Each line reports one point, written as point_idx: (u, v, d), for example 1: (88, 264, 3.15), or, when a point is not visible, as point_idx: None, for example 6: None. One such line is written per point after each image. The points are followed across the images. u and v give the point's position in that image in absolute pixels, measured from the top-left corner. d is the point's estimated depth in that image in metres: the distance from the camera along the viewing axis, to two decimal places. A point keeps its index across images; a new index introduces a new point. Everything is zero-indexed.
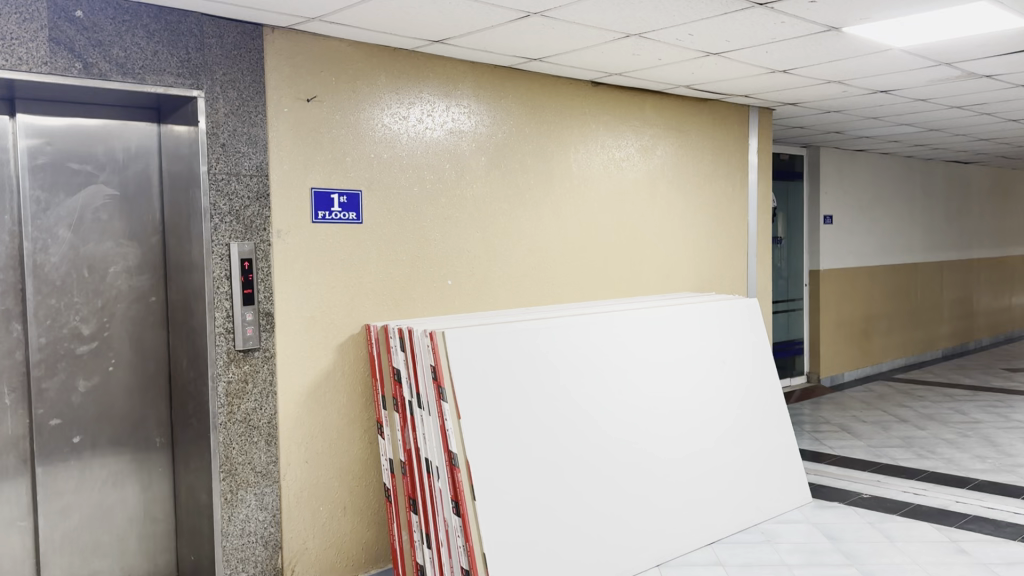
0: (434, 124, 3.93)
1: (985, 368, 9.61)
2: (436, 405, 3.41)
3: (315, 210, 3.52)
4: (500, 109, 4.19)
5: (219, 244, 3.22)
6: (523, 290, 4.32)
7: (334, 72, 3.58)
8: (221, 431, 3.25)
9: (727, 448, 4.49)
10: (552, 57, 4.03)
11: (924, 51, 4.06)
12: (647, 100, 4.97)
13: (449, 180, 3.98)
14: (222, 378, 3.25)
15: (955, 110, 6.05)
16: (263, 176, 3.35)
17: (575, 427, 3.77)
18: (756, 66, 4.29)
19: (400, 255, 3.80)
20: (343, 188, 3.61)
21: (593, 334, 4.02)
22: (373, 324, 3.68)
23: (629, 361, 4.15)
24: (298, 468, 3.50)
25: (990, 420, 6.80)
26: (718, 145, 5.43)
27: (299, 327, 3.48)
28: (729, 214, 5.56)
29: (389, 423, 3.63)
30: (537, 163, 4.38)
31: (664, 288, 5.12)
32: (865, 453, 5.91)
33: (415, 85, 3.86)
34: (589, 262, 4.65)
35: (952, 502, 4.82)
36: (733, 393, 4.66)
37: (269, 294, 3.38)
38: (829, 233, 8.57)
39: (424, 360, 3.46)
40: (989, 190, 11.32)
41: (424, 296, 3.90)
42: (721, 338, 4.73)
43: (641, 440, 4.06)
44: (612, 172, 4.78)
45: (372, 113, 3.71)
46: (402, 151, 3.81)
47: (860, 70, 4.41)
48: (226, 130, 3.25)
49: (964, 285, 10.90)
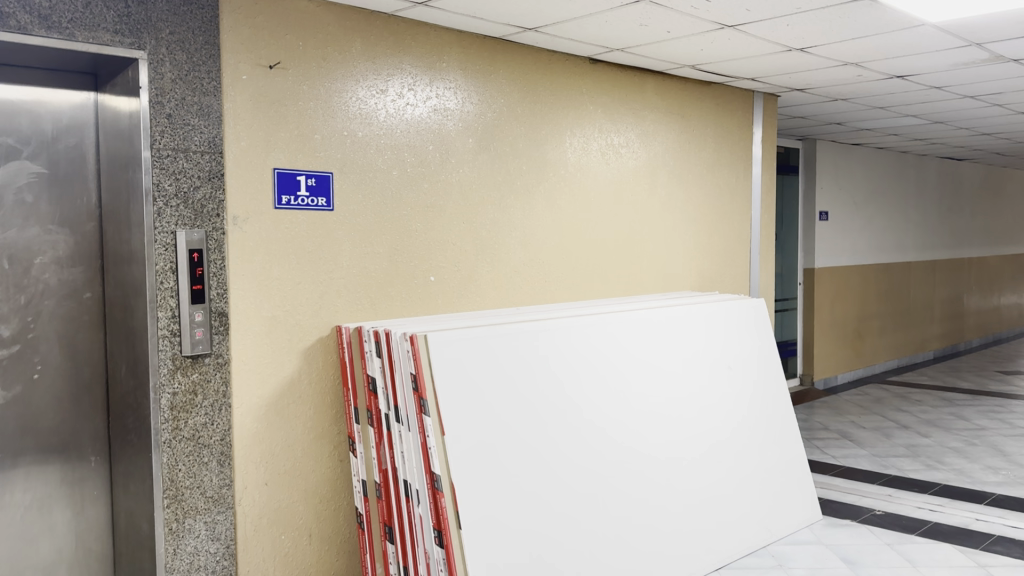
0: (416, 100, 3.48)
1: (979, 372, 9.33)
2: (417, 419, 2.98)
3: (279, 195, 3.05)
4: (490, 86, 3.74)
5: (162, 232, 2.76)
6: (513, 287, 3.88)
7: (302, 37, 3.12)
8: (165, 451, 2.79)
9: (733, 462, 4.09)
10: (548, 27, 3.59)
11: (959, 28, 3.68)
12: (648, 80, 4.55)
13: (432, 164, 3.52)
14: (166, 389, 2.78)
15: (968, 100, 5.70)
16: (216, 154, 2.88)
17: (572, 443, 3.35)
18: (773, 43, 3.88)
19: (376, 248, 3.34)
20: (311, 169, 3.14)
21: (590, 336, 3.62)
22: (344, 326, 3.22)
23: (629, 367, 3.75)
24: (257, 492, 3.03)
25: (995, 427, 6.49)
26: (722, 133, 5.03)
27: (258, 329, 3.01)
28: (732, 207, 5.16)
29: (362, 441, 3.17)
30: (530, 147, 3.94)
31: (664, 286, 4.71)
32: (870, 463, 5.55)
33: (394, 54, 3.40)
34: (585, 258, 4.23)
35: (973, 520, 4.47)
36: (738, 401, 4.26)
37: (223, 291, 2.91)
38: (824, 230, 8.23)
39: (404, 368, 3.02)
40: (980, 188, 11.05)
41: (403, 294, 3.44)
42: (726, 342, 4.34)
43: (643, 456, 3.65)
44: (611, 159, 4.36)
45: (345, 85, 3.25)
46: (379, 130, 3.35)
47: (884, 49, 4.02)
48: (173, 99, 2.78)
49: (955, 285, 10.63)
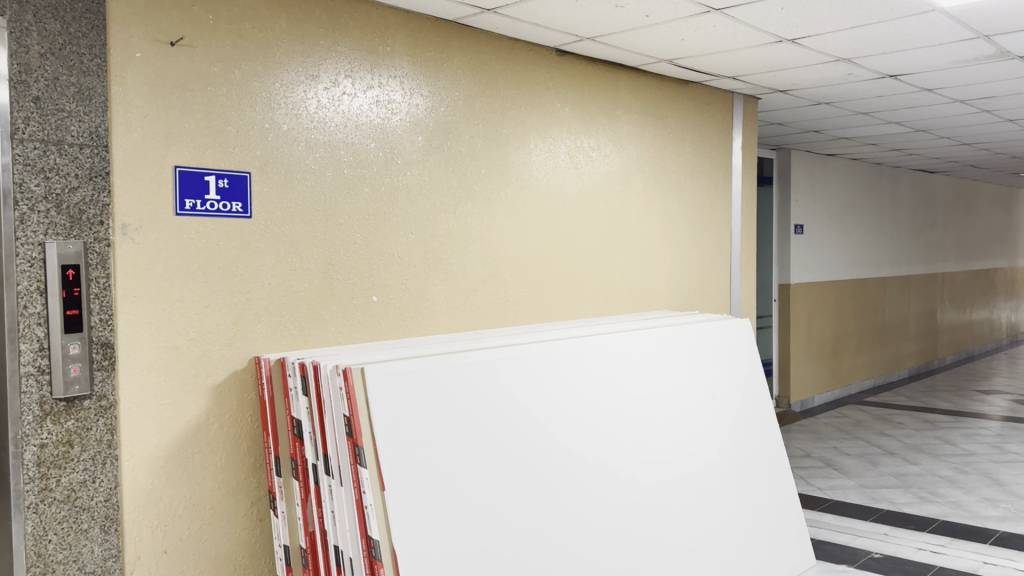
0: (355, 90, 2.95)
1: (957, 392, 9.01)
2: (351, 471, 2.45)
3: (182, 198, 2.51)
4: (442, 76, 3.24)
5: (26, 244, 2.21)
6: (470, 309, 3.36)
7: (212, 9, 2.58)
8: (29, 518, 2.23)
9: (721, 505, 3.62)
10: (509, 8, 3.10)
11: (971, 17, 3.28)
12: (621, 77, 4.08)
13: (374, 165, 3.00)
14: (32, 441, 2.23)
15: (958, 105, 5.33)
16: (100, 147, 2.34)
17: (540, 492, 2.84)
18: (762, 31, 3.44)
19: (306, 263, 2.80)
20: (223, 168, 2.61)
21: (559, 365, 3.13)
22: (265, 357, 2.66)
23: (605, 403, 3.26)
24: (152, 563, 2.46)
25: (985, 453, 6.11)
26: (699, 137, 4.59)
27: (153, 363, 2.46)
28: (712, 218, 4.70)
29: (285, 497, 2.63)
30: (488, 148, 3.44)
31: (639, 306, 4.23)
32: (860, 496, 5.11)
33: (328, 35, 2.87)
34: (552, 275, 3.74)
35: (981, 563, 4.02)
36: (724, 434, 3.79)
37: (107, 318, 2.36)
38: (799, 244, 7.85)
39: (335, 408, 2.48)
40: (952, 201, 10.82)
41: (338, 318, 2.90)
42: (710, 369, 3.87)
43: (624, 505, 3.16)
44: (580, 162, 3.88)
45: (267, 68, 2.71)
46: (310, 123, 2.82)
47: (884, 41, 3.60)
48: (42, 78, 2.24)
49: (928, 300, 10.35)
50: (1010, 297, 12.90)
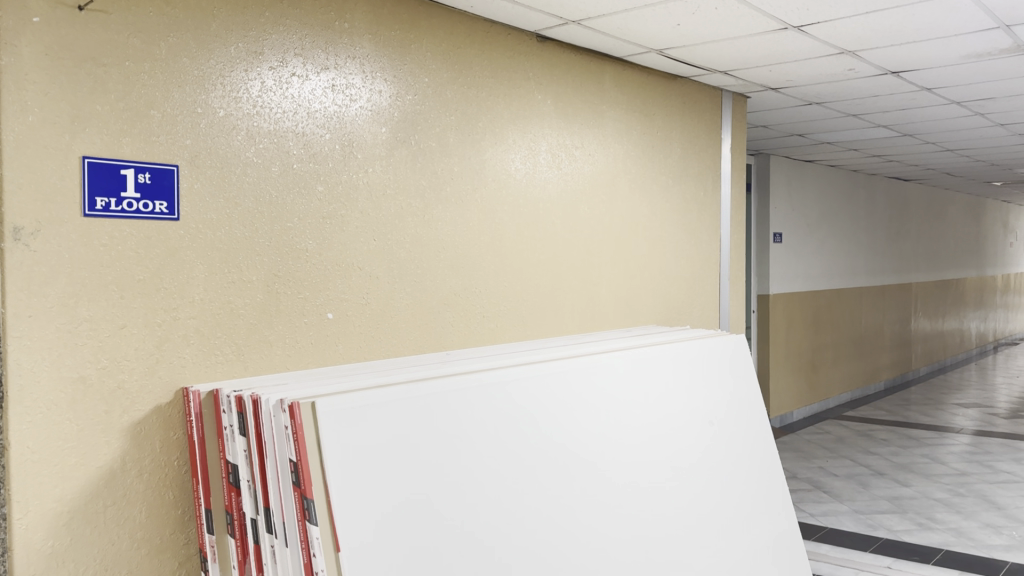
0: (307, 71, 2.51)
1: (935, 406, 8.80)
2: (299, 528, 2.01)
3: (92, 196, 2.06)
4: (410, 60, 2.82)
5: None
6: (441, 326, 2.94)
7: None
8: None
9: (733, 545, 3.19)
10: None
11: (1000, 3, 2.95)
12: (606, 68, 3.70)
13: (330, 160, 2.57)
14: None
15: (953, 107, 5.05)
16: None
17: (530, 546, 2.39)
18: (768, 15, 3.07)
19: (246, 275, 2.36)
20: (144, 160, 2.15)
21: (545, 394, 2.71)
22: (194, 388, 2.21)
23: (598, 435, 2.84)
24: None
25: (978, 473, 5.84)
26: (687, 137, 4.23)
27: (52, 399, 1.99)
28: (701, 225, 4.34)
29: (218, 558, 2.20)
30: (461, 144, 3.03)
31: (625, 320, 3.84)
32: (855, 523, 4.78)
33: (275, 6, 2.43)
34: (532, 287, 3.33)
35: None
36: (726, 464, 3.37)
37: None
38: (778, 253, 7.56)
39: (279, 450, 2.04)
40: (924, 211, 10.67)
41: (287, 341, 2.46)
42: (706, 390, 3.46)
43: (629, 555, 2.72)
44: (562, 161, 3.48)
45: (200, 42, 2.26)
46: (252, 108, 2.38)
47: (897, 30, 3.26)
48: None
49: (902, 310, 10.17)
50: (979, 306, 12.82)
